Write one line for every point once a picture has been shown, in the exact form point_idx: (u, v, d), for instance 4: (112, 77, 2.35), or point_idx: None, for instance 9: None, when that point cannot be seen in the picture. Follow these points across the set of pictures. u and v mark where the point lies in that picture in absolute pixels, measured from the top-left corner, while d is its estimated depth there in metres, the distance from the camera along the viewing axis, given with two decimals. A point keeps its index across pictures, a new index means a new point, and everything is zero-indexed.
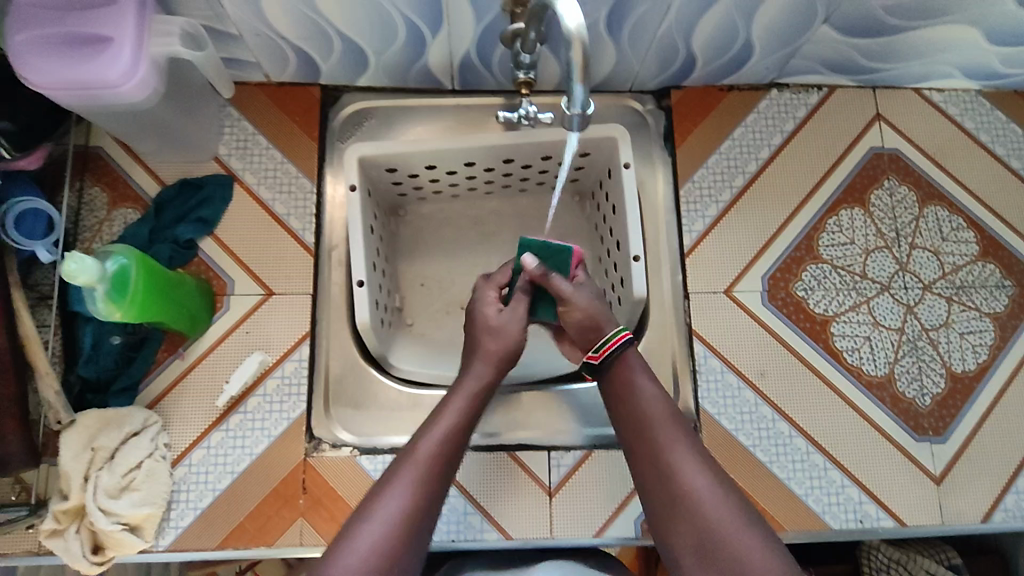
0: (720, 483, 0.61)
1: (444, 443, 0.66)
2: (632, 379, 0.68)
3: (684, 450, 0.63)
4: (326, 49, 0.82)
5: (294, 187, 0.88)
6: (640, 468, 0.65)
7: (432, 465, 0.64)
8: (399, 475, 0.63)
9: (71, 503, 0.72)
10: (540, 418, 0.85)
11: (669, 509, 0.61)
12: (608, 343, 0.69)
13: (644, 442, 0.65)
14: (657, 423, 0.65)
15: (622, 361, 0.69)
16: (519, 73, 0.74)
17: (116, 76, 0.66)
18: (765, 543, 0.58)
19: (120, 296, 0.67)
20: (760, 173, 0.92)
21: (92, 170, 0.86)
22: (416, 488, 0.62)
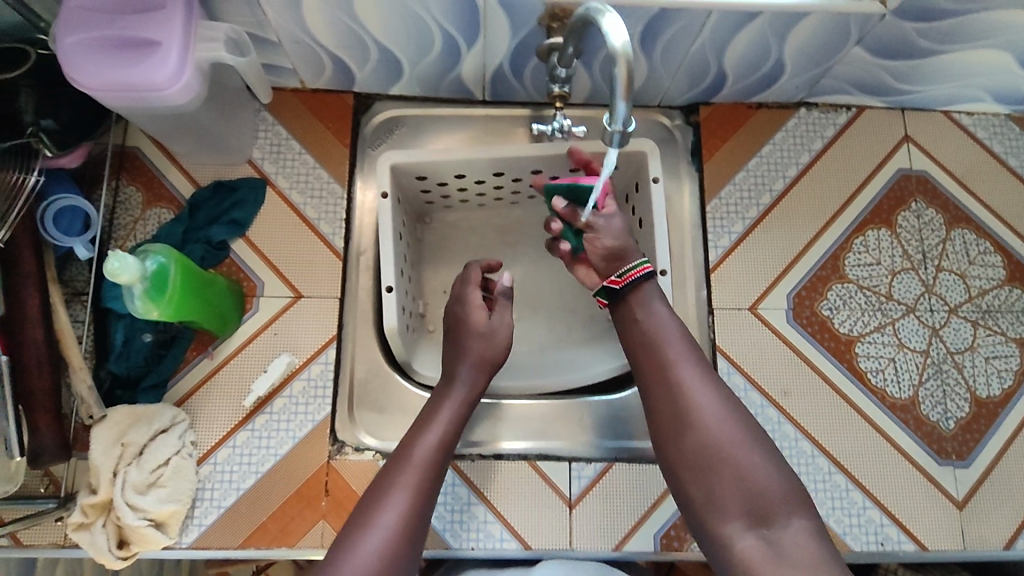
0: (722, 402, 0.66)
1: (437, 450, 0.71)
2: (642, 300, 0.73)
3: (690, 369, 0.68)
4: (362, 57, 0.83)
5: (325, 192, 0.89)
6: (648, 388, 0.69)
7: (426, 472, 0.69)
8: (395, 478, 0.68)
9: (99, 497, 0.73)
10: (561, 429, 0.86)
11: (672, 423, 0.66)
12: (635, 269, 0.73)
13: (652, 362, 0.69)
14: (664, 345, 0.69)
15: (640, 286, 0.73)
16: (554, 86, 0.75)
17: (163, 79, 0.68)
18: (764, 459, 0.63)
19: (158, 295, 0.68)
20: (787, 190, 0.92)
21: (128, 170, 0.87)
22: (413, 493, 0.68)
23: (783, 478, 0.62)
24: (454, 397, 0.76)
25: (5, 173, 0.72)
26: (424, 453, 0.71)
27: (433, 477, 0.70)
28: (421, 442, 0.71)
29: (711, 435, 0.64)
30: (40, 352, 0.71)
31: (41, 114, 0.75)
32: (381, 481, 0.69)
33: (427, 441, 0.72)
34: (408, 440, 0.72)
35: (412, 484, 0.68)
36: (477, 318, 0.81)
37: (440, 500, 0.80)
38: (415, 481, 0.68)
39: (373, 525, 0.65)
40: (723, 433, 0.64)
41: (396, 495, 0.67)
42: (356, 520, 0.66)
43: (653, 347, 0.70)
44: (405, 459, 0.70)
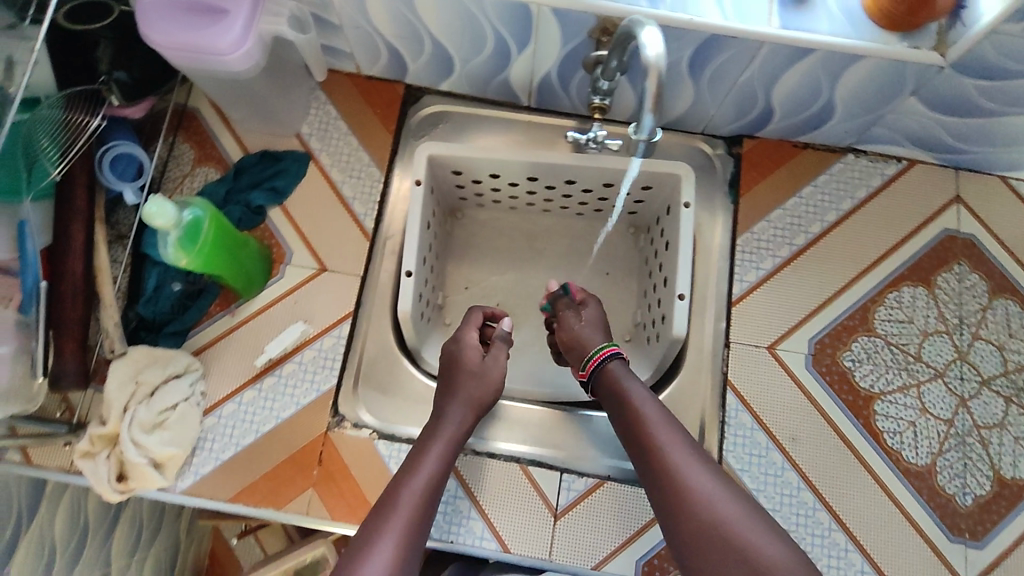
0: (716, 479, 0.65)
1: (425, 492, 0.69)
2: (625, 384, 0.75)
3: (681, 450, 0.67)
4: (416, 50, 0.87)
5: (364, 174, 0.93)
6: (643, 471, 0.69)
7: (414, 511, 0.67)
8: (385, 522, 0.66)
9: (108, 429, 0.76)
10: (557, 439, 0.85)
11: (673, 507, 0.64)
12: (591, 359, 0.79)
13: (645, 446, 0.69)
14: (653, 424, 0.70)
15: (608, 368, 0.77)
16: (596, 98, 0.76)
17: (225, 45, 0.71)
18: (769, 538, 0.61)
19: (190, 245, 0.72)
20: (823, 235, 0.90)
21: (185, 128, 0.93)
22: (402, 539, 0.65)
23: (792, 554, 0.60)
24: (443, 438, 0.75)
25: (75, 116, 0.78)
26: (410, 497, 0.68)
27: (422, 517, 0.68)
28: (411, 481, 0.70)
29: (715, 517, 0.62)
30: (76, 284, 0.76)
31: (115, 66, 0.81)
32: (370, 525, 0.66)
33: (417, 480, 0.70)
34: (398, 481, 0.70)
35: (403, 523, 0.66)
36: (469, 358, 0.82)
37: None
38: (405, 523, 0.66)
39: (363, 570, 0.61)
40: (725, 514, 0.62)
41: (387, 537, 0.64)
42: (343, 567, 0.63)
43: (643, 429, 0.70)
44: (392, 503, 0.68)
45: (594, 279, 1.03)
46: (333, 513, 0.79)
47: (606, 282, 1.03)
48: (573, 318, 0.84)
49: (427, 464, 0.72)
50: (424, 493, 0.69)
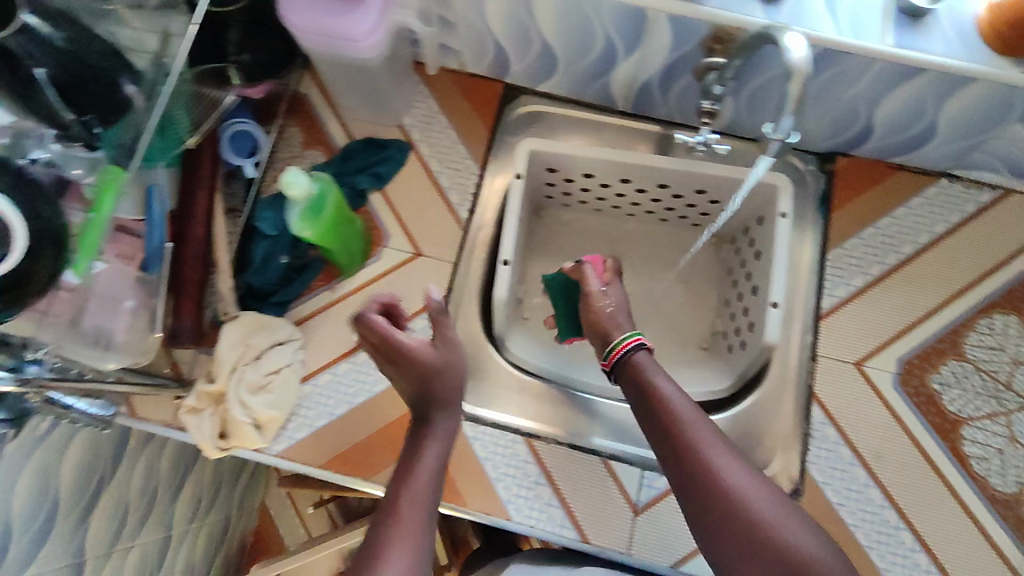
0: (750, 475, 0.66)
1: (427, 488, 0.67)
2: (651, 375, 0.74)
3: (715, 445, 0.67)
4: (524, 50, 0.90)
5: (461, 166, 0.96)
6: (672, 464, 0.68)
7: (417, 509, 0.65)
8: (393, 523, 0.63)
9: (216, 387, 0.81)
10: (561, 417, 0.87)
11: (710, 509, 0.64)
12: (615, 348, 0.78)
13: (677, 443, 0.68)
14: (685, 418, 0.69)
15: (631, 359, 0.76)
16: (705, 102, 0.77)
17: (357, 33, 0.75)
18: (801, 532, 0.63)
19: (314, 218, 0.76)
20: (915, 256, 0.90)
21: (295, 112, 0.97)
22: (410, 542, 0.62)
23: (820, 546, 0.62)
24: (436, 443, 0.71)
25: (207, 90, 0.84)
26: (411, 496, 0.66)
27: (427, 523, 0.65)
28: (412, 484, 0.67)
29: (756, 520, 0.62)
30: (198, 247, 0.81)
31: (241, 48, 0.87)
32: (379, 529, 0.63)
33: (415, 486, 0.67)
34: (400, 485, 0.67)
35: (415, 527, 0.63)
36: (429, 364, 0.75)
37: (510, 472, 0.84)
38: (412, 523, 0.63)
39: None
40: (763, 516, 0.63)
41: (403, 545, 0.61)
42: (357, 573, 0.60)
43: (675, 426, 0.69)
44: (394, 503, 0.65)
45: (672, 285, 1.05)
46: None
47: (684, 289, 1.04)
48: (597, 301, 0.83)
49: (423, 470, 0.68)
50: (426, 498, 0.66)
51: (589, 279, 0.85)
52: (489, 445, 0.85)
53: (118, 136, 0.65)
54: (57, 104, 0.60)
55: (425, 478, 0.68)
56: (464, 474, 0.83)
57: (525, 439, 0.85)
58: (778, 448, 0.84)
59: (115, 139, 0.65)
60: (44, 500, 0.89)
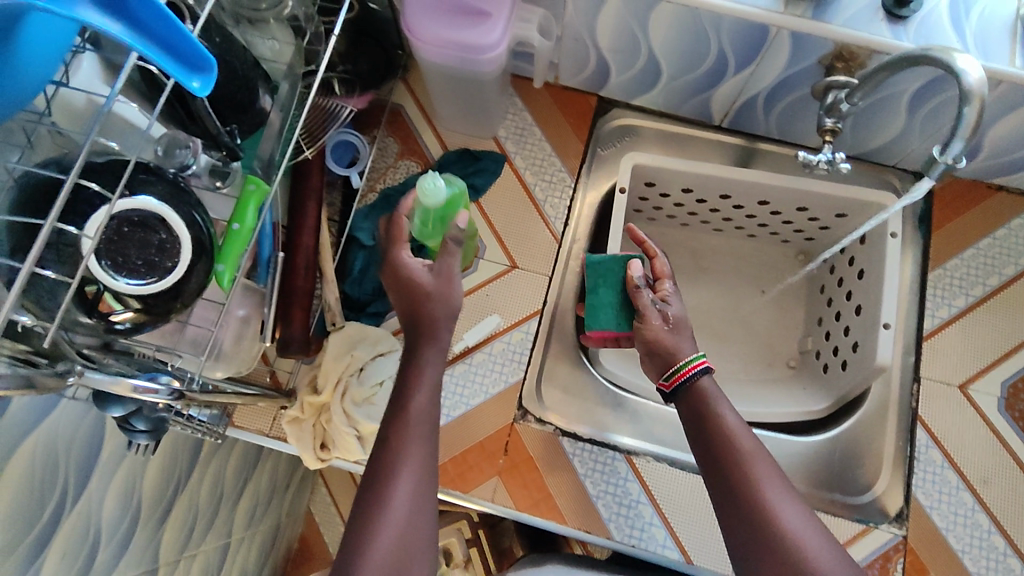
0: (806, 520, 0.58)
1: (429, 405, 0.65)
2: (714, 404, 0.66)
3: (773, 484, 0.60)
4: (628, 64, 0.90)
5: (555, 178, 0.96)
6: (724, 496, 0.62)
7: (419, 432, 0.63)
8: (398, 442, 0.62)
9: (319, 398, 0.80)
10: (597, 419, 0.87)
11: (762, 557, 0.57)
12: (674, 374, 0.68)
13: (735, 479, 0.61)
14: (744, 452, 0.62)
15: (695, 386, 0.68)
16: (828, 120, 0.77)
17: (482, 47, 0.76)
18: None
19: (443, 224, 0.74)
20: (1017, 278, 0.90)
21: (390, 122, 0.97)
22: (418, 470, 0.61)
23: None
24: (432, 361, 0.68)
25: (319, 100, 0.83)
26: (420, 418, 0.64)
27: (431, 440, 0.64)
28: (410, 406, 0.64)
29: (812, 571, 0.55)
30: (308, 256, 0.80)
31: (341, 60, 0.87)
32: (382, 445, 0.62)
33: (415, 404, 0.64)
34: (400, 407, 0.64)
35: (418, 447, 0.62)
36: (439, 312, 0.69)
37: (609, 490, 0.82)
38: (419, 446, 0.62)
39: (391, 494, 0.59)
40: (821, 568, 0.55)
41: (409, 458, 0.61)
42: (363, 502, 0.59)
43: (732, 459, 0.62)
44: (398, 420, 0.63)
45: (757, 301, 1.04)
46: (517, 503, 0.82)
47: (769, 306, 1.04)
48: (653, 325, 0.72)
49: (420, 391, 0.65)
50: (426, 418, 0.64)
51: (643, 301, 0.74)
52: (587, 461, 0.84)
53: (257, 147, 0.67)
54: (209, 114, 0.59)
55: (423, 398, 0.65)
56: (564, 490, 0.82)
57: (624, 456, 0.84)
58: (883, 471, 0.83)
59: (255, 151, 0.67)
60: (129, 505, 0.87)
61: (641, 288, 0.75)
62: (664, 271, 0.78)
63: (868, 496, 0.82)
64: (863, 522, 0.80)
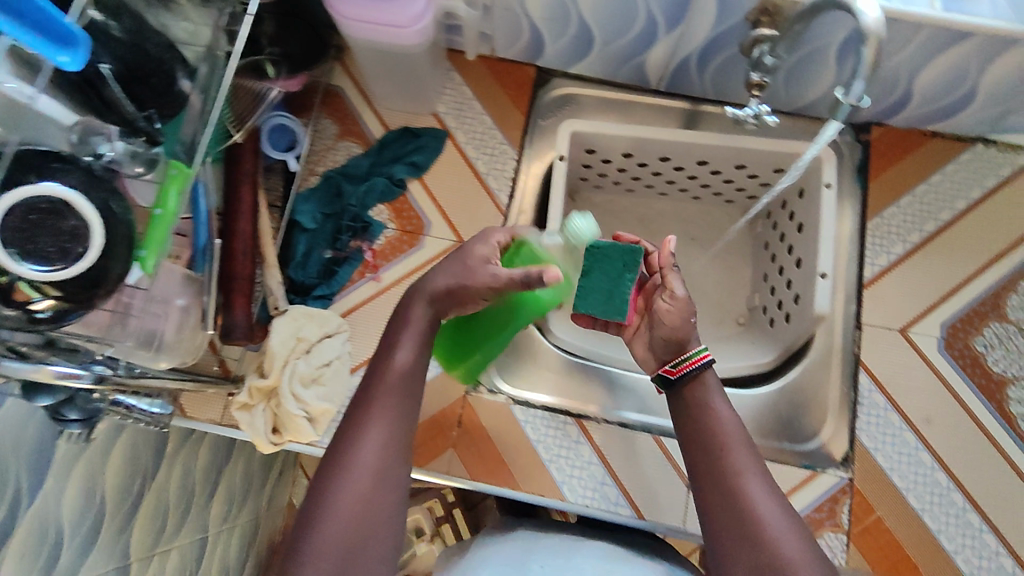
0: (771, 498, 0.62)
1: (413, 363, 0.65)
2: (707, 394, 0.69)
3: (747, 463, 0.63)
4: (560, 32, 0.90)
5: (497, 152, 0.96)
6: (699, 472, 0.65)
7: (399, 387, 0.63)
8: (377, 396, 0.62)
9: (267, 383, 0.80)
10: (584, 393, 0.89)
11: (737, 541, 0.60)
12: (686, 361, 0.70)
13: (711, 456, 0.65)
14: (724, 433, 0.65)
15: (697, 377, 0.69)
16: (754, 75, 0.76)
17: (406, 19, 0.75)
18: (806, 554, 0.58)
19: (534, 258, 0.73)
20: (954, 221, 0.91)
21: (328, 104, 0.96)
22: (394, 424, 0.62)
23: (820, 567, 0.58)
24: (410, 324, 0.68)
25: (246, 83, 0.83)
26: (399, 374, 0.64)
27: (405, 405, 0.63)
28: (385, 371, 0.64)
29: (769, 540, 0.58)
30: (246, 243, 0.80)
31: (273, 43, 0.87)
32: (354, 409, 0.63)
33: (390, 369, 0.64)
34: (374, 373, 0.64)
35: (394, 414, 0.62)
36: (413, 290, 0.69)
37: (562, 453, 0.84)
38: (396, 400, 0.62)
39: (361, 444, 0.60)
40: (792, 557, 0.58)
41: (385, 412, 0.62)
42: (334, 451, 0.60)
43: (710, 439, 0.65)
44: (380, 377, 0.64)
45: (706, 262, 1.05)
46: (472, 473, 0.83)
47: (719, 266, 1.05)
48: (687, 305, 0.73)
49: (398, 359, 0.65)
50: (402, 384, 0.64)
51: (678, 283, 0.73)
52: (540, 427, 0.85)
53: (180, 131, 0.65)
54: (122, 99, 0.59)
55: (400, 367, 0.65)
56: (517, 456, 0.84)
57: (575, 421, 0.86)
58: (828, 417, 0.85)
59: (177, 134, 0.64)
60: (92, 504, 0.87)
61: (673, 271, 0.75)
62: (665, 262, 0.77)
63: (814, 443, 0.85)
64: (810, 468, 0.83)
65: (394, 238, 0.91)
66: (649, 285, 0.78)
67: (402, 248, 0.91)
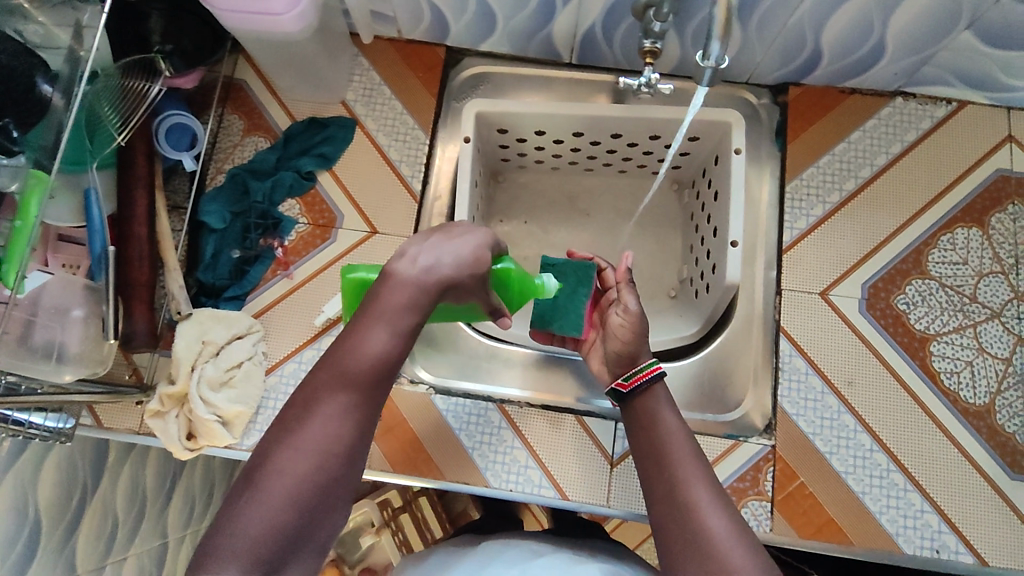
0: (715, 497, 0.61)
1: (387, 348, 0.52)
2: (657, 409, 0.71)
3: (692, 468, 0.64)
4: (459, 9, 0.87)
5: (409, 137, 0.93)
6: (651, 481, 0.66)
7: (367, 378, 0.51)
8: (335, 386, 0.50)
9: (176, 389, 0.79)
10: (556, 386, 0.88)
11: (682, 546, 0.58)
12: (638, 373, 0.73)
13: (659, 463, 0.66)
14: (671, 441, 0.67)
15: (647, 391, 0.72)
16: (646, 41, 0.75)
17: (280, 5, 0.73)
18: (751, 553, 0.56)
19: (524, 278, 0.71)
20: (874, 179, 0.90)
21: (233, 99, 0.93)
22: (354, 419, 0.50)
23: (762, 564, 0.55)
24: (399, 288, 0.53)
25: (135, 83, 0.80)
26: (366, 361, 0.51)
27: (372, 397, 0.51)
28: (357, 352, 0.51)
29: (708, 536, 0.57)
30: (142, 248, 0.79)
31: (166, 39, 0.82)
32: (309, 392, 0.51)
33: (365, 350, 0.51)
34: (345, 353, 0.51)
35: (356, 408, 0.50)
36: (399, 265, 0.55)
37: (485, 440, 0.83)
38: (361, 393, 0.51)
39: (309, 439, 0.48)
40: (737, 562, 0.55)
41: (342, 404, 0.50)
42: (277, 442, 0.49)
43: (660, 450, 0.67)
44: (341, 364, 0.51)
45: (636, 236, 1.03)
46: (394, 466, 0.82)
47: (649, 240, 1.03)
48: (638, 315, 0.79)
49: (374, 344, 0.51)
50: (374, 376, 0.51)
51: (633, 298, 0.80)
52: (462, 415, 0.84)
53: (40, 138, 0.62)
54: None
55: (374, 356, 0.51)
56: (438, 446, 0.83)
57: (497, 406, 0.85)
58: (750, 386, 0.85)
59: (37, 142, 0.62)
60: (26, 519, 0.80)
61: (629, 286, 0.83)
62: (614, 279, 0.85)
63: (737, 412, 0.84)
64: (733, 437, 0.82)
65: (306, 233, 0.89)
66: (603, 300, 0.85)
67: (314, 243, 0.89)
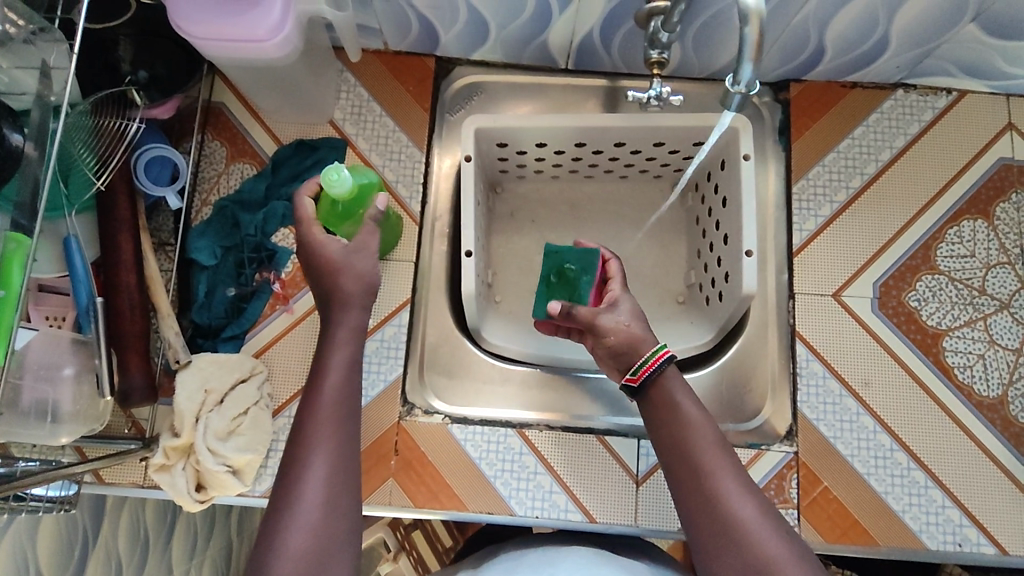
0: (742, 487, 0.61)
1: (343, 387, 0.65)
2: (674, 394, 0.67)
3: (719, 458, 0.63)
4: (450, 19, 0.82)
5: (404, 156, 0.89)
6: (675, 472, 0.65)
7: (335, 413, 0.63)
8: (311, 428, 0.62)
9: (181, 441, 0.75)
10: (547, 401, 0.87)
11: (718, 541, 0.59)
12: (644, 365, 0.68)
13: (680, 454, 0.65)
14: (694, 429, 0.65)
15: (659, 379, 0.68)
16: (652, 52, 0.72)
17: (265, 32, 0.68)
18: (782, 540, 0.58)
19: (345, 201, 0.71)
20: (879, 175, 0.89)
21: (212, 124, 0.88)
22: (331, 453, 0.61)
23: (795, 552, 0.58)
24: (343, 351, 0.67)
25: (107, 121, 0.76)
26: (330, 402, 0.63)
27: (344, 432, 0.63)
28: (321, 403, 0.63)
29: (744, 530, 0.58)
30: (132, 296, 0.74)
31: (137, 65, 0.78)
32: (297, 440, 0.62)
33: (325, 400, 0.63)
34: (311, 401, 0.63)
35: (332, 443, 0.62)
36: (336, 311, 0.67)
37: (507, 467, 0.81)
38: (330, 430, 0.62)
39: (303, 481, 0.59)
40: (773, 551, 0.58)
41: (321, 444, 0.61)
42: (281, 491, 0.59)
43: (681, 441, 0.65)
44: (311, 411, 0.63)
45: (640, 240, 1.01)
46: (416, 500, 0.80)
47: (655, 245, 1.01)
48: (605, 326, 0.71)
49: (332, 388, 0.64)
50: (339, 411, 0.63)
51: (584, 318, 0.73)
52: (481, 444, 0.82)
53: (17, 193, 0.57)
54: None
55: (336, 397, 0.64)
56: (461, 480, 0.81)
57: (517, 431, 0.83)
58: (768, 392, 0.85)
59: (15, 198, 0.57)
60: None
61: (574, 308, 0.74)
62: (617, 271, 0.80)
63: (757, 419, 0.84)
64: (755, 446, 0.82)
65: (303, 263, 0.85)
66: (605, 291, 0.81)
67: None
